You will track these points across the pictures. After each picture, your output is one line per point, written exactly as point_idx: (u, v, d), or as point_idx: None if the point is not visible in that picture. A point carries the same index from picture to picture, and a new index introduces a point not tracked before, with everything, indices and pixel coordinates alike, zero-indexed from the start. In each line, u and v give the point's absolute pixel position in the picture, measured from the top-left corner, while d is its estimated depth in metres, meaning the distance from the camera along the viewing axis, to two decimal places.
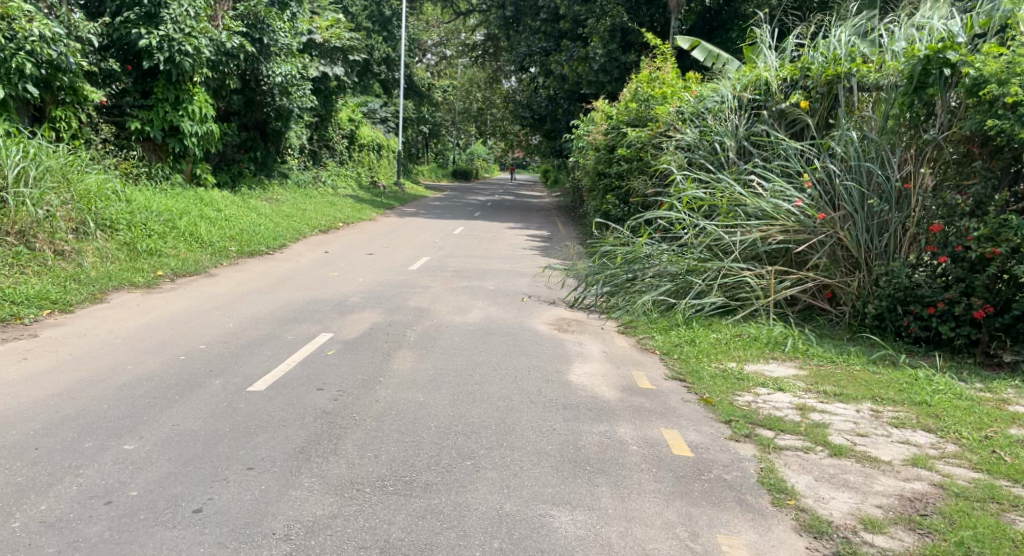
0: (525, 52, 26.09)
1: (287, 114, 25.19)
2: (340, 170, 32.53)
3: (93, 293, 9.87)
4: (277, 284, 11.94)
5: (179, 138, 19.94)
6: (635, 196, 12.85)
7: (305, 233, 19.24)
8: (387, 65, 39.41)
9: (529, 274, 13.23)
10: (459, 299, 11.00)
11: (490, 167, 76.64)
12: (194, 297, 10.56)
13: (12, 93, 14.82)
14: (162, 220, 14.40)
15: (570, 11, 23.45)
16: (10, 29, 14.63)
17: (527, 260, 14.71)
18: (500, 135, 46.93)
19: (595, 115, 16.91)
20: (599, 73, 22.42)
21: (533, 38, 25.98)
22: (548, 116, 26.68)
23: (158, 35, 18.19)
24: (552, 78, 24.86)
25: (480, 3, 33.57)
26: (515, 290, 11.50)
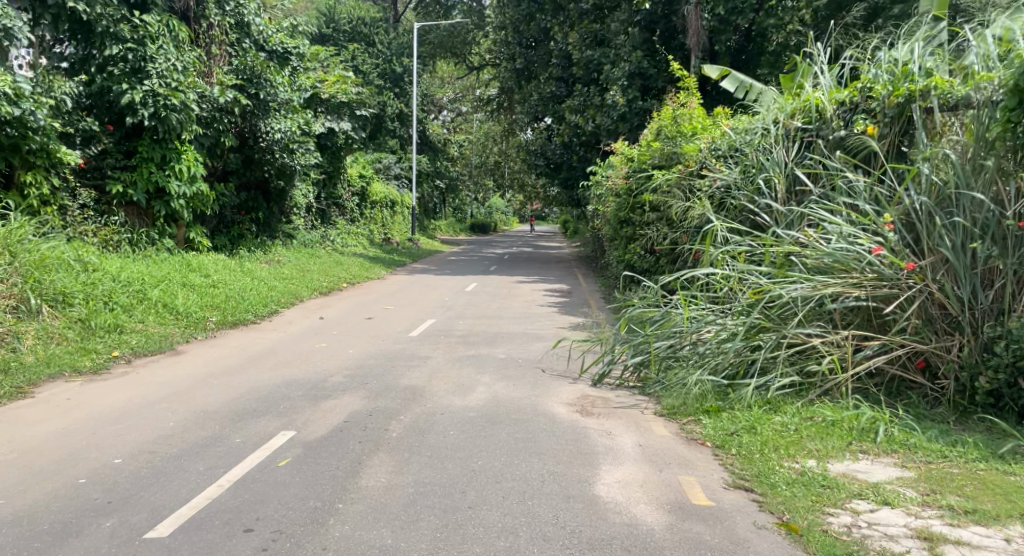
0: (537, 101, 24.56)
1: (290, 174, 23.75)
2: (351, 229, 30.98)
3: (17, 387, 8.30)
4: (251, 361, 10.28)
5: (166, 200, 18.54)
6: (664, 245, 11.13)
7: (303, 296, 17.58)
8: (401, 120, 38.11)
9: (548, 338, 11.44)
10: (463, 374, 9.23)
11: (509, 220, 75.05)
12: (144, 383, 8.94)
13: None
14: (131, 291, 12.88)
15: (582, 53, 22.32)
16: None
17: (544, 322, 12.89)
18: (518, 188, 45.31)
19: (614, 160, 15.26)
20: (617, 121, 20.86)
21: (545, 86, 24.52)
22: (565, 164, 25.12)
23: (142, 90, 17.00)
24: (565, 125, 23.34)
25: (493, 55, 32.40)
26: (529, 360, 9.70)
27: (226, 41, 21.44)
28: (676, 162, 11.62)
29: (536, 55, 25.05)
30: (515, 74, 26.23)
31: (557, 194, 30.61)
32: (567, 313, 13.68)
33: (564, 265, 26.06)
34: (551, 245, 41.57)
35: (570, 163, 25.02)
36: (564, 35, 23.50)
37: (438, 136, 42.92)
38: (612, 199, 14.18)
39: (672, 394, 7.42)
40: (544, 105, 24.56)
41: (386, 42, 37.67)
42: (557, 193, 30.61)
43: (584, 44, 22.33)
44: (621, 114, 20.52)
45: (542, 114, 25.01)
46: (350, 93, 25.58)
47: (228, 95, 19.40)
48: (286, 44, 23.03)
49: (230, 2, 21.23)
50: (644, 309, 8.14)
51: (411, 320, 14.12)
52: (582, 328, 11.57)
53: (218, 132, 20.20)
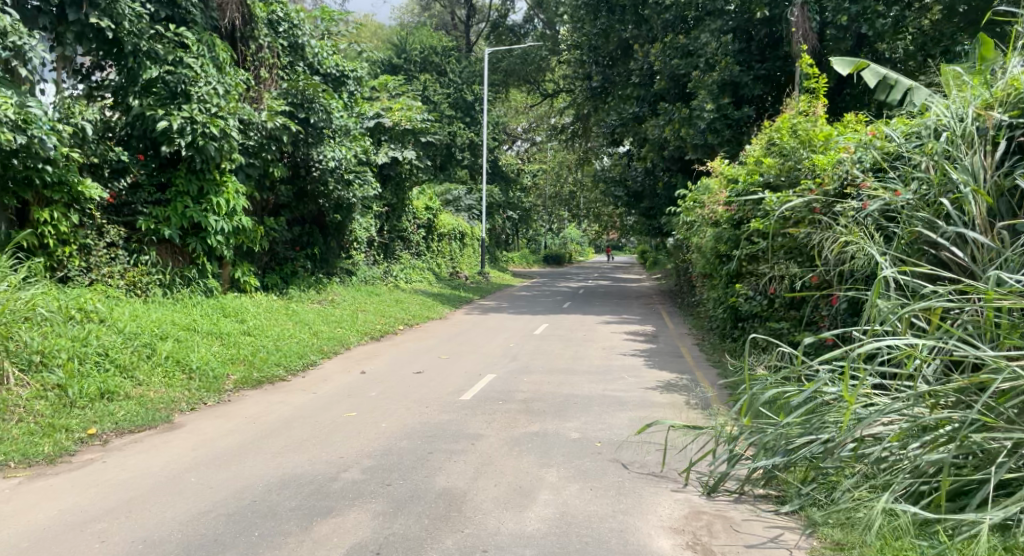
0: (615, 122, 21.86)
1: (348, 207, 20.70)
2: (416, 264, 27.50)
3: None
4: (257, 435, 8.02)
5: (202, 237, 16.38)
6: (792, 290, 8.65)
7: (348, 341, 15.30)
8: (471, 150, 35.73)
9: (635, 396, 8.88)
10: (519, 454, 6.77)
11: (584, 251, 71.79)
12: (104, 475, 6.85)
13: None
14: (135, 346, 10.84)
15: (665, 67, 19.43)
16: None
17: (637, 379, 9.76)
18: (595, 217, 42.40)
19: (712, 182, 12.60)
20: (708, 133, 18.16)
21: (624, 105, 21.81)
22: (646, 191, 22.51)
23: (181, 116, 15.03)
24: (648, 147, 20.63)
25: (569, 80, 29.90)
26: (614, 441, 7.08)
27: (277, 64, 19.08)
28: (797, 179, 9.10)
29: (615, 72, 22.39)
30: (591, 92, 23.48)
31: (636, 223, 27.66)
32: (655, 366, 10.77)
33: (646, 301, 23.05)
34: (630, 277, 38.27)
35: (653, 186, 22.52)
36: (646, 51, 20.66)
37: (510, 165, 40.43)
38: (710, 228, 11.53)
39: (849, 525, 5.30)
40: (624, 127, 21.78)
41: (458, 71, 35.44)
42: (637, 222, 27.66)
43: (667, 56, 19.44)
44: (710, 128, 18.06)
45: (621, 137, 22.32)
46: (415, 120, 23.06)
47: (276, 120, 16.97)
48: (343, 67, 20.89)
49: (282, 22, 19.15)
50: (788, 390, 5.77)
51: (476, 365, 11.27)
52: (683, 394, 8.83)
53: (266, 163, 17.67)
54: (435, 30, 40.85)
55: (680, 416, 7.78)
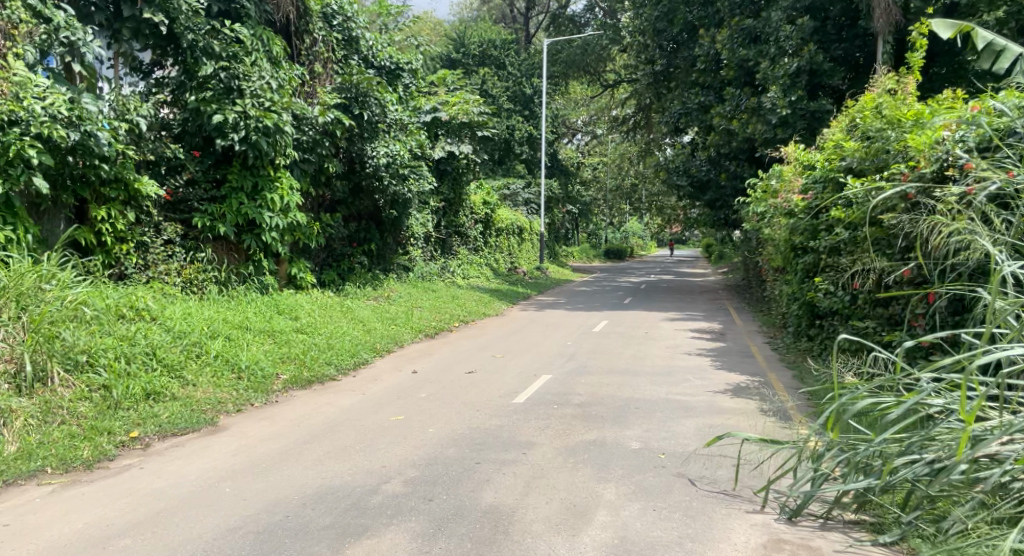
0: (678, 110, 20.96)
1: (404, 201, 19.74)
2: (474, 260, 27.02)
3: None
4: (301, 439, 7.63)
5: (257, 234, 15.67)
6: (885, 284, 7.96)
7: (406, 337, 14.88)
8: (530, 144, 35.05)
9: (704, 399, 8.26)
10: (575, 465, 6.26)
11: (647, 245, 70.49)
12: (139, 482, 6.53)
13: (15, 188, 11.39)
14: (184, 345, 10.36)
15: (733, 54, 18.58)
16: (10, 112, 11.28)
17: (704, 382, 9.08)
18: (658, 211, 41.35)
19: (787, 168, 11.85)
20: (782, 120, 17.25)
21: (688, 93, 20.91)
22: (711, 182, 21.66)
23: (234, 110, 14.55)
24: (714, 136, 19.71)
25: (630, 71, 29.07)
26: (680, 453, 6.47)
27: (332, 58, 18.64)
28: (882, 163, 8.41)
29: (678, 58, 21.48)
30: (653, 81, 22.62)
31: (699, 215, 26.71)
32: (724, 367, 10.06)
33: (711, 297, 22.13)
34: (695, 272, 37.13)
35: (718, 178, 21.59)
36: (712, 36, 19.73)
37: (570, 158, 39.65)
38: (784, 219, 10.78)
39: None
40: (688, 115, 20.89)
41: (517, 63, 34.76)
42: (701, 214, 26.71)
43: (736, 42, 18.59)
44: (783, 119, 17.20)
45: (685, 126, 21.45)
46: (472, 113, 22.50)
47: (330, 114, 16.30)
48: (398, 59, 20.38)
49: (337, 15, 18.63)
50: (887, 404, 5.27)
51: (533, 365, 10.69)
52: (757, 400, 8.12)
53: (321, 158, 17.10)
54: (494, 22, 40.26)
55: (754, 427, 7.10)
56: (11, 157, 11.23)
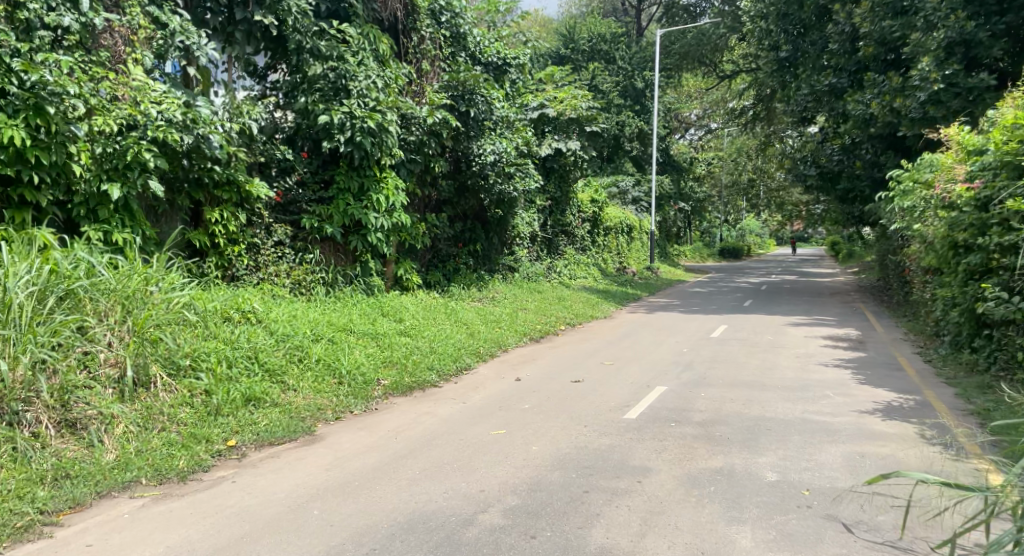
0: (807, 95, 19.71)
1: (509, 202, 19.29)
2: (581, 260, 26.23)
3: (34, 512, 5.89)
4: (399, 453, 7.21)
5: (363, 235, 14.81)
6: None
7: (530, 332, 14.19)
8: (641, 140, 33.88)
9: (851, 422, 7.46)
10: (706, 499, 5.68)
11: (763, 243, 67.81)
12: (229, 498, 6.23)
13: (132, 192, 11.06)
14: (286, 348, 9.98)
15: (876, 27, 17.27)
16: (128, 116, 11.04)
17: (850, 401, 8.25)
18: None
19: (944, 155, 10.76)
20: (930, 103, 15.84)
21: (817, 77, 19.59)
22: (845, 172, 20.32)
23: (341, 110, 13.78)
24: (849, 123, 18.33)
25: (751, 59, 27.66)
26: (827, 490, 5.79)
27: (439, 56, 17.63)
28: None
29: (807, 42, 20.17)
30: (778, 67, 21.32)
31: (830, 210, 25.12)
32: (868, 383, 9.11)
33: (842, 299, 20.68)
34: (819, 272, 35.06)
35: (851, 170, 20.14)
36: (848, 12, 18.34)
37: (683, 154, 38.31)
38: (944, 214, 9.78)
39: None
40: (817, 101, 19.58)
41: (629, 56, 33.71)
42: (830, 210, 25.13)
43: (879, 15, 17.23)
44: (934, 98, 15.75)
45: (815, 113, 20.13)
46: (580, 108, 21.75)
47: (438, 115, 15.50)
48: (505, 54, 19.26)
49: (444, 12, 17.55)
50: None
51: (647, 374, 9.98)
52: (914, 426, 7.27)
53: (426, 159, 16.33)
54: (604, 16, 39.18)
55: (914, 461, 6.32)
56: (129, 161, 10.97)
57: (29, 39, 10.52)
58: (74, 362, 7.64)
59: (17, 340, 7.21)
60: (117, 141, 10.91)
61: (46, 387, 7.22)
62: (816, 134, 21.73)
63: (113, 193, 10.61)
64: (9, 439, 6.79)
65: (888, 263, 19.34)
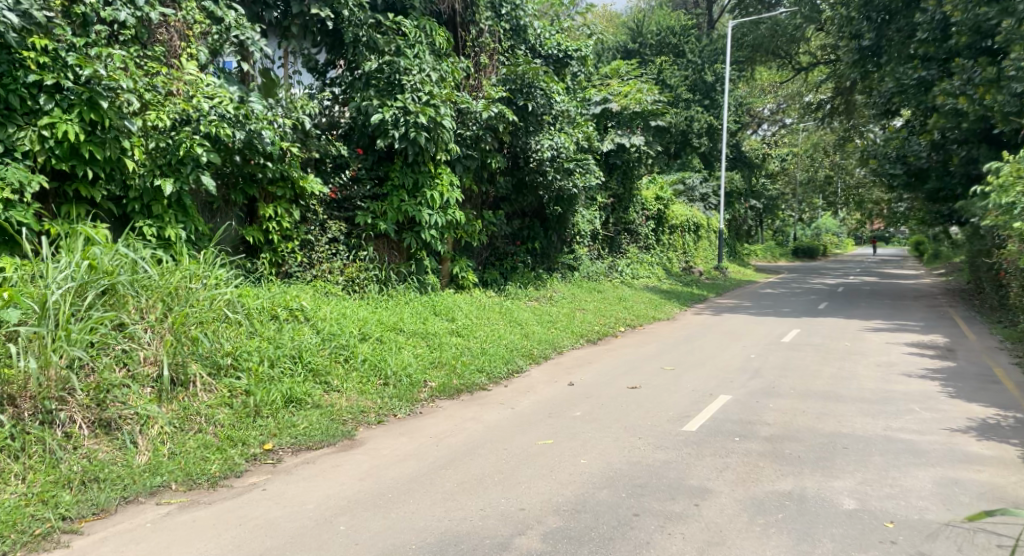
0: (892, 88, 18.71)
1: (569, 198, 18.74)
2: (645, 259, 25.46)
3: (55, 518, 5.63)
4: (439, 463, 6.79)
5: (417, 232, 14.42)
6: None
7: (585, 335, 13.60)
8: (709, 135, 32.76)
9: (941, 443, 6.84)
10: (778, 529, 5.24)
11: (842, 242, 65.46)
12: (257, 508, 5.81)
13: (185, 188, 10.63)
14: (332, 348, 9.59)
15: (965, 14, 16.08)
16: (180, 109, 10.55)
17: (939, 417, 7.60)
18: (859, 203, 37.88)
19: None
20: None
21: (903, 67, 18.48)
22: (937, 169, 19.19)
23: (393, 106, 13.34)
24: (939, 117, 17.21)
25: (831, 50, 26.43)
26: (918, 524, 5.29)
27: (498, 49, 17.06)
28: None
29: (891, 29, 19.09)
30: (859, 57, 20.22)
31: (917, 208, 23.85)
32: (961, 396, 8.40)
33: (928, 303, 19.56)
34: (904, 273, 33.46)
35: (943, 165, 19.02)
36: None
37: (755, 150, 37.06)
38: None
39: None
40: (903, 94, 18.52)
41: (698, 49, 32.67)
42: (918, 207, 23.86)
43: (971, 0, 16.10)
44: None
45: (900, 105, 19.06)
46: (645, 101, 21.00)
47: (493, 109, 15.06)
48: (566, 46, 18.69)
49: (505, 4, 17.17)
50: None
51: (710, 381, 9.39)
52: (1014, 450, 6.63)
53: (483, 154, 15.87)
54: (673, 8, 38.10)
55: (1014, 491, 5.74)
56: (182, 155, 10.50)
57: (85, 34, 10.04)
58: (111, 360, 7.20)
59: (50, 337, 6.81)
60: (170, 136, 10.45)
61: (80, 385, 6.80)
62: (900, 127, 20.53)
63: (167, 189, 10.22)
64: (40, 440, 6.44)
65: (980, 264, 18.15)
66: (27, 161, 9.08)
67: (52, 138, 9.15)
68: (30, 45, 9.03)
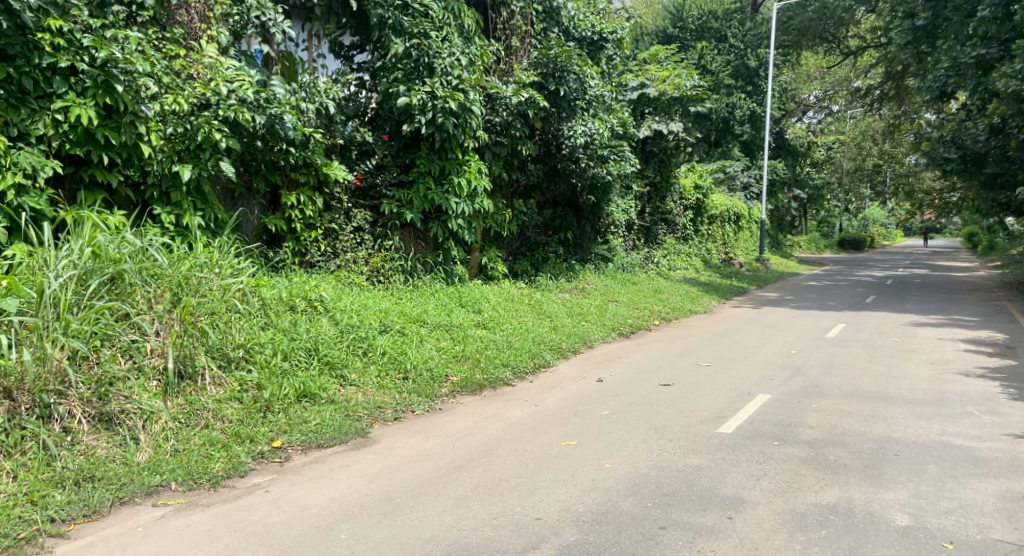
0: (948, 69, 17.82)
1: (604, 186, 18.17)
2: (683, 250, 24.75)
3: (43, 521, 5.20)
4: (452, 465, 6.34)
5: (444, 221, 13.98)
6: None
7: (620, 327, 13.11)
8: (752, 123, 31.81)
9: (1003, 451, 6.28)
10: (825, 548, 4.77)
11: (888, 234, 63.79)
12: (255, 512, 5.37)
13: (205, 174, 10.05)
14: (350, 340, 9.19)
15: None
16: (199, 92, 9.96)
17: (1000, 421, 7.02)
18: (907, 192, 36.68)
19: None
20: None
21: (961, 47, 17.57)
22: (996, 155, 18.24)
23: (421, 91, 12.80)
24: (998, 99, 16.34)
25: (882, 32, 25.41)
26: (980, 545, 4.80)
27: (531, 32, 16.52)
28: None
29: (948, 8, 18.18)
30: (913, 38, 19.35)
31: (972, 197, 22.85)
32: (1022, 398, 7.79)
33: (982, 296, 18.68)
34: (956, 266, 32.25)
35: (1003, 151, 18.09)
36: None
37: (799, 138, 36.00)
38: None
39: None
40: (960, 75, 17.63)
41: (741, 34, 31.69)
42: (973, 196, 22.86)
43: None
44: None
45: (956, 88, 18.17)
46: (684, 87, 20.35)
47: (524, 94, 14.54)
48: (601, 28, 18.14)
49: None
50: None
51: (749, 378, 8.83)
52: None
53: (514, 141, 15.37)
54: None
55: None
56: (200, 141, 9.89)
57: (103, 15, 9.60)
58: (114, 351, 6.71)
59: (48, 329, 6.37)
60: (189, 121, 9.84)
61: (80, 378, 6.32)
62: (956, 111, 19.58)
63: (186, 175, 9.64)
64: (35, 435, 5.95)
65: None
66: (41, 146, 8.58)
67: (66, 122, 8.66)
68: (46, 25, 8.49)
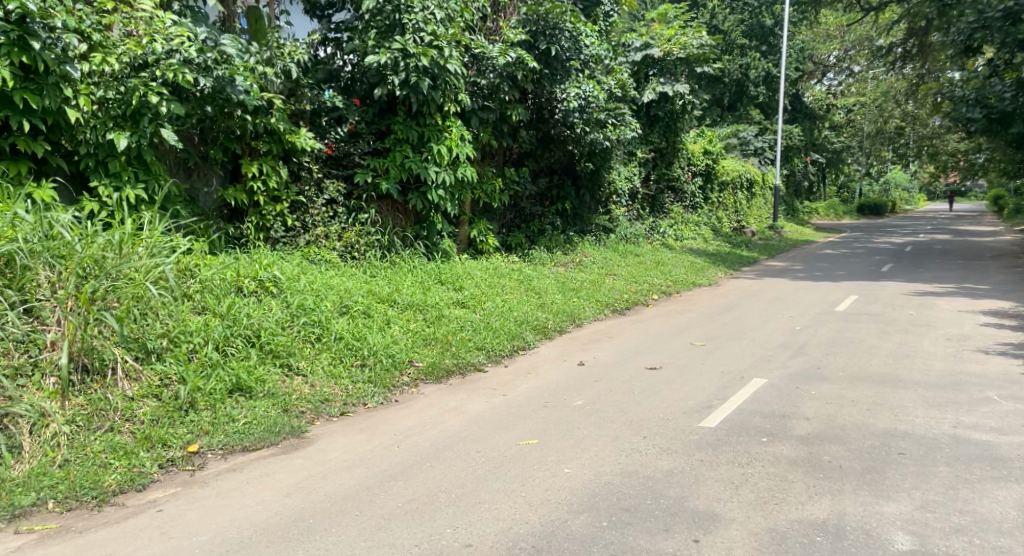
0: (974, 21, 16.48)
1: (603, 152, 17.07)
2: (692, 219, 23.64)
3: None
4: (387, 474, 5.40)
5: (424, 192, 12.98)
6: None
7: (614, 302, 12.12)
8: (767, 84, 30.39)
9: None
10: None
11: (911, 199, 61.89)
12: (129, 542, 4.53)
13: (144, 143, 9.15)
14: (301, 323, 8.27)
15: None
16: (131, 49, 9.03)
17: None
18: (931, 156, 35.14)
19: None
20: None
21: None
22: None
23: (391, 50, 11.71)
24: None
25: None
26: None
27: None
28: None
29: None
30: None
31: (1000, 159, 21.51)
32: None
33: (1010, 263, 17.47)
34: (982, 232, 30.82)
35: None
36: None
37: (818, 101, 34.54)
38: None
39: None
40: (987, 28, 16.35)
41: None
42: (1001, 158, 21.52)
43: None
44: None
45: (982, 42, 16.83)
46: (690, 46, 19.13)
47: (512, 54, 13.42)
48: None
49: None
50: None
51: (746, 359, 7.82)
52: None
53: (502, 105, 14.28)
54: None
55: None
56: (136, 107, 8.99)
57: None
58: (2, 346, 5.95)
59: None
60: (122, 83, 8.97)
61: None
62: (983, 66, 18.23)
63: (122, 144, 8.75)
64: None
65: None
66: None
67: None
68: None
